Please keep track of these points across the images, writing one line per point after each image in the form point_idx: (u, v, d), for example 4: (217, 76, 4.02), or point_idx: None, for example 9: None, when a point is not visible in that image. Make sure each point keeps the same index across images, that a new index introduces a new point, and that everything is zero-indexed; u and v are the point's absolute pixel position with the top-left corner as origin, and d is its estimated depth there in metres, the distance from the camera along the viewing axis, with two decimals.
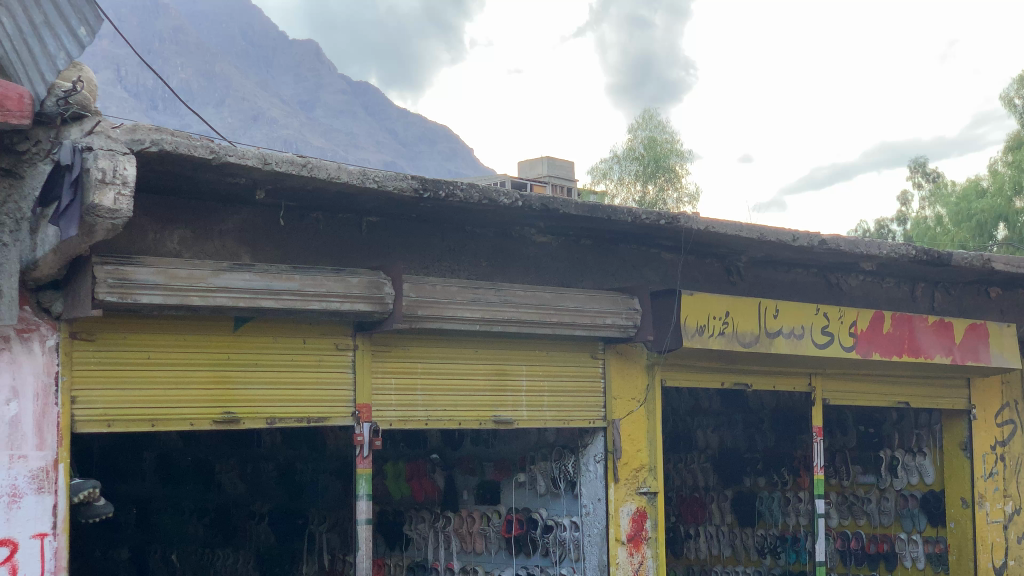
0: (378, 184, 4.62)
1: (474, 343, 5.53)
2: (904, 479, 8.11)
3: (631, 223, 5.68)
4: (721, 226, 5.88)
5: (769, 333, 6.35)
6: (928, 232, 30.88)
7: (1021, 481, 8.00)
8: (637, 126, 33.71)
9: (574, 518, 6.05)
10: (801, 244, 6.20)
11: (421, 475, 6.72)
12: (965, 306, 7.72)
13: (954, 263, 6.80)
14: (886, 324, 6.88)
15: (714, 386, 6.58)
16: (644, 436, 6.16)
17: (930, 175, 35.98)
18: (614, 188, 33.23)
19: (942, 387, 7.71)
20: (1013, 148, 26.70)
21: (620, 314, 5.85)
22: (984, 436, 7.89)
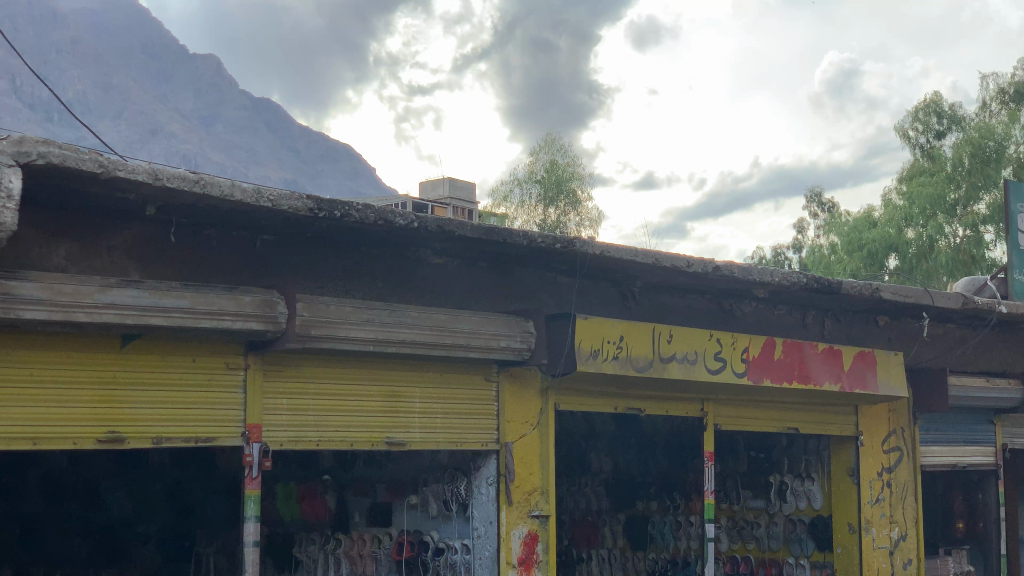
0: (273, 204, 4.60)
1: (367, 364, 5.50)
2: (792, 504, 8.20)
3: (528, 247, 5.70)
4: (616, 251, 5.93)
5: (663, 358, 6.40)
6: (823, 261, 31.45)
7: (905, 506, 8.18)
8: (539, 149, 33.87)
9: (466, 540, 5.99)
10: (696, 270, 6.27)
11: (313, 497, 6.70)
12: (856, 334, 7.85)
13: (844, 292, 6.93)
14: (777, 350, 6.98)
15: (607, 411, 6.61)
16: (536, 460, 6.17)
17: (825, 204, 36.69)
18: (514, 211, 33.31)
19: (833, 413, 7.83)
20: (907, 179, 27.30)
21: (515, 337, 5.89)
22: (871, 462, 8.03)
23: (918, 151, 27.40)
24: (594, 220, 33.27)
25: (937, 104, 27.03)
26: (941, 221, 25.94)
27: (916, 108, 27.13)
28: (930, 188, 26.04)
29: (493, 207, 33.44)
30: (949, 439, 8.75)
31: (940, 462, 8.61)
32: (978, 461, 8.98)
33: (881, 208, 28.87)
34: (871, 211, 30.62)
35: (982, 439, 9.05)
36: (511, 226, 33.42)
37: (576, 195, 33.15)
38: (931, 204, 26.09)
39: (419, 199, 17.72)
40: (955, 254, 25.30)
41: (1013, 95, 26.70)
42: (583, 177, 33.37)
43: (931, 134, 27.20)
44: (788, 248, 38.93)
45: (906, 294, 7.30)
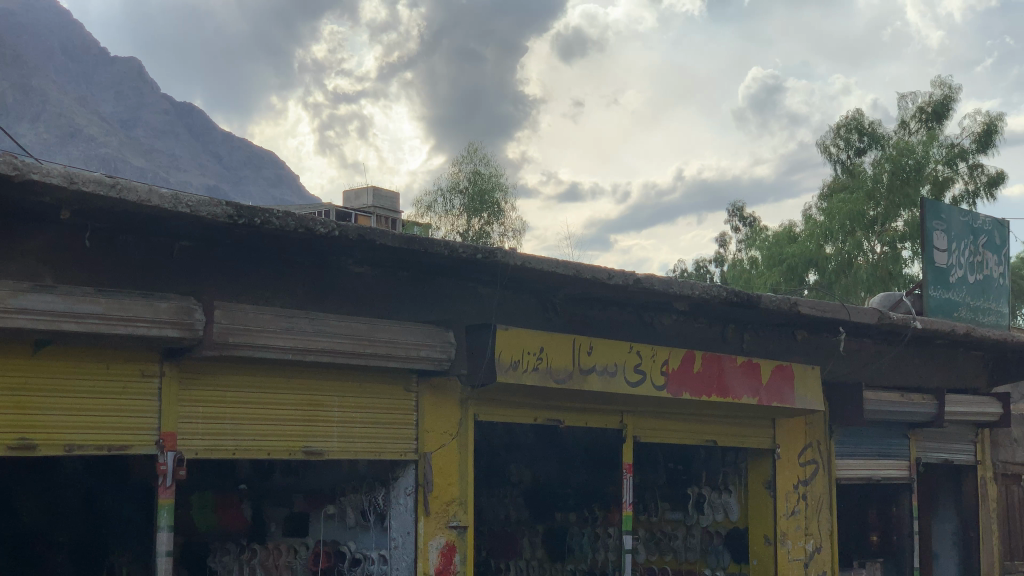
0: (192, 210, 4.55)
1: (286, 373, 5.46)
2: (710, 516, 8.27)
3: (449, 257, 5.69)
4: (537, 262, 5.93)
5: (583, 370, 6.42)
6: (744, 275, 31.78)
7: (821, 520, 8.34)
8: (462, 159, 33.85)
9: (382, 551, 5.96)
10: (617, 282, 6.29)
11: (230, 505, 6.60)
12: (775, 349, 7.91)
13: (763, 306, 6.99)
14: (696, 363, 7.03)
15: (527, 422, 6.61)
16: (455, 470, 6.15)
17: (747, 219, 37.05)
18: (438, 221, 33.23)
19: (751, 427, 7.90)
20: (829, 195, 27.68)
21: (435, 347, 5.92)
22: (788, 475, 8.10)
23: (839, 168, 27.80)
24: (517, 232, 33.31)
25: (858, 121, 27.46)
26: (860, 237, 26.35)
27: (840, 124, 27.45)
28: (849, 204, 26.29)
29: (416, 217, 33.33)
30: (863, 453, 8.87)
31: (854, 476, 8.72)
32: (892, 474, 9.10)
33: (802, 223, 29.24)
34: (791, 227, 31.01)
35: (896, 453, 9.18)
36: (434, 235, 33.34)
37: (499, 206, 33.20)
38: (850, 220, 26.33)
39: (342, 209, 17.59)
40: (874, 270, 25.72)
41: (931, 115, 27.30)
42: (506, 189, 33.40)
43: (852, 151, 27.61)
44: (710, 261, 39.25)
45: (823, 309, 7.38)
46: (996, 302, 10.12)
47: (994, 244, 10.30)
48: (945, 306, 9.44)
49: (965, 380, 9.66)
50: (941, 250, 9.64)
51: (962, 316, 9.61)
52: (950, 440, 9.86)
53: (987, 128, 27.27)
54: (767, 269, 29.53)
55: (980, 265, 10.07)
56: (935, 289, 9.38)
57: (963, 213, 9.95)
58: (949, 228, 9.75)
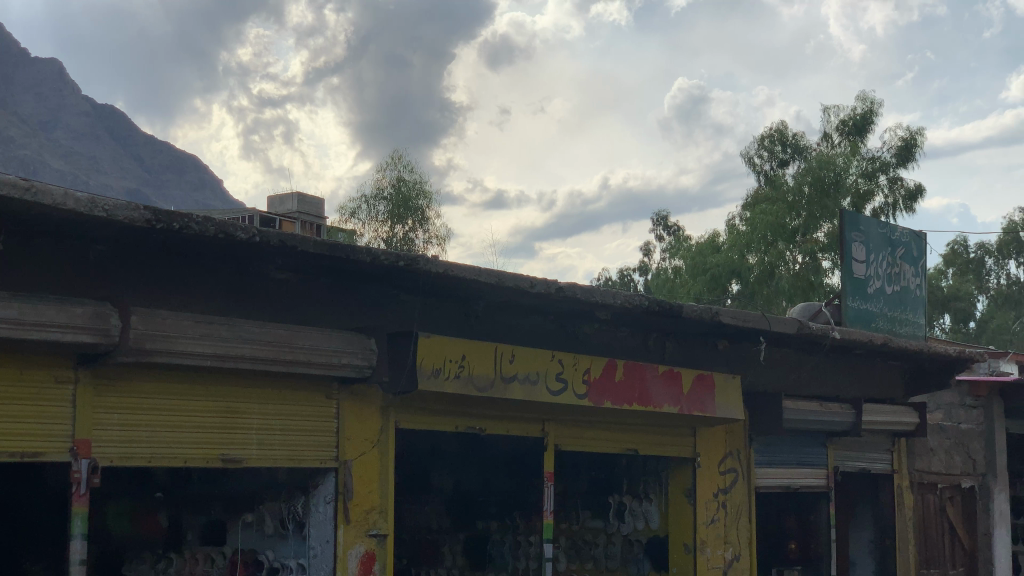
0: (108, 214, 4.49)
1: (204, 380, 5.40)
2: (630, 524, 8.30)
3: (371, 264, 5.66)
4: (459, 270, 5.92)
5: (504, 378, 6.42)
6: (668, 284, 32.06)
7: (740, 527, 8.41)
8: (388, 166, 33.77)
9: (302, 560, 5.90)
10: (539, 290, 6.29)
11: (147, 513, 6.50)
12: (697, 358, 7.95)
13: (684, 316, 7.03)
14: (618, 372, 7.06)
15: (448, 430, 6.59)
16: (375, 478, 6.12)
17: (670, 228, 37.35)
18: (362, 227, 33.10)
19: (672, 435, 7.94)
20: (753, 206, 28.05)
21: (356, 354, 5.89)
22: (708, 482, 8.17)
23: (763, 180, 28.44)
24: (441, 238, 33.28)
25: (783, 132, 28.11)
26: (782, 249, 26.88)
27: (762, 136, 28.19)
28: (770, 216, 26.79)
29: (341, 222, 33.15)
30: (783, 461, 8.95)
31: (773, 484, 8.80)
32: (810, 483, 9.20)
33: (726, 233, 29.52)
34: (714, 236, 31.28)
35: (814, 462, 9.28)
36: (358, 241, 33.21)
37: (424, 212, 33.18)
38: (771, 233, 26.85)
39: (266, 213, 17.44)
40: (794, 280, 26.11)
41: (854, 128, 27.78)
42: (430, 195, 33.36)
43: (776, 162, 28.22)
44: (635, 269, 39.46)
45: (743, 319, 7.43)
46: (913, 313, 10.27)
47: (911, 256, 10.45)
48: (863, 317, 9.57)
49: (883, 390, 9.79)
50: (859, 260, 9.74)
51: (880, 327, 9.75)
52: (867, 449, 9.98)
53: (906, 142, 27.70)
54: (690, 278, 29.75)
55: (898, 276, 10.20)
56: (853, 299, 9.49)
57: (881, 225, 10.07)
58: (868, 239, 9.86)
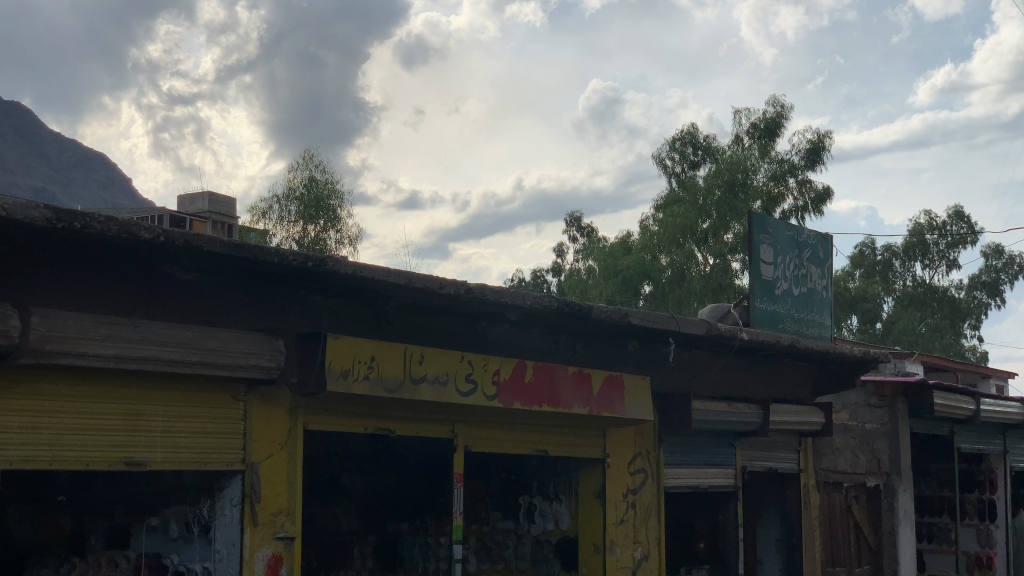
0: (8, 213, 4.40)
1: (107, 382, 5.32)
2: (541, 525, 8.31)
3: (279, 264, 5.60)
4: (369, 271, 5.89)
5: (413, 379, 6.39)
6: (581, 285, 32.25)
7: (648, 527, 8.47)
8: (300, 166, 33.56)
9: (206, 563, 5.79)
10: (448, 291, 6.28)
11: (48, 516, 6.35)
12: (607, 359, 7.98)
13: (594, 317, 7.06)
14: (527, 373, 7.07)
15: (357, 432, 6.54)
16: (283, 480, 6.06)
17: (584, 229, 37.59)
18: (273, 227, 32.84)
19: (581, 436, 7.98)
20: (667, 208, 28.40)
21: (264, 356, 5.85)
22: (617, 484, 8.21)
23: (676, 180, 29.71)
24: (354, 238, 33.18)
25: (692, 135, 29.50)
26: (692, 249, 27.75)
27: (673, 138, 29.53)
28: (681, 218, 27.64)
29: (253, 223, 32.87)
30: (691, 461, 9.01)
31: (682, 484, 8.87)
32: (719, 483, 9.29)
33: (640, 234, 29.80)
34: (627, 237, 31.49)
35: (723, 461, 9.37)
36: (270, 241, 32.99)
37: (336, 212, 33.05)
38: (681, 234, 27.78)
39: (171, 213, 17.20)
40: (706, 283, 26.68)
41: (765, 133, 28.28)
42: (342, 196, 33.28)
43: (687, 164, 29.55)
44: (549, 270, 39.59)
45: (653, 320, 7.48)
46: (820, 314, 10.42)
47: (818, 258, 10.59)
48: (771, 318, 9.68)
49: (790, 391, 9.91)
50: (767, 262, 9.84)
51: (787, 328, 9.87)
52: (774, 449, 10.11)
53: (815, 145, 28.11)
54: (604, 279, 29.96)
55: (805, 278, 10.32)
56: (761, 301, 9.60)
57: (788, 227, 10.20)
58: (775, 241, 9.97)
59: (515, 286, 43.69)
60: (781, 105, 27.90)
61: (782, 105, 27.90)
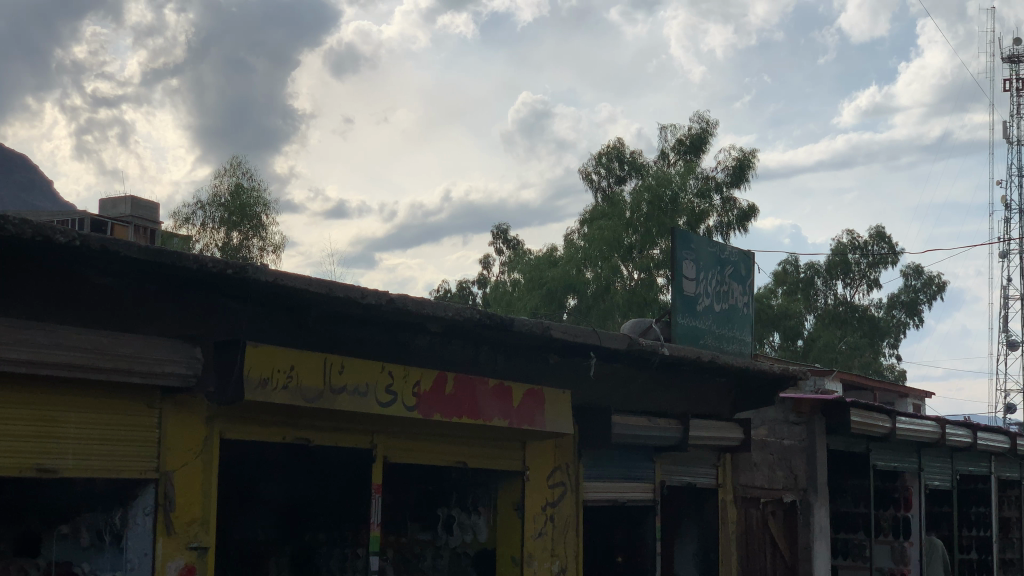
0: None
1: (20, 387, 5.23)
2: (459, 537, 8.25)
3: (198, 271, 5.55)
4: (289, 280, 5.84)
5: (333, 389, 6.35)
6: (506, 298, 32.32)
7: (566, 540, 8.48)
8: (225, 172, 33.31)
9: (117, 573, 5.67)
10: (370, 302, 6.25)
11: None
12: (529, 372, 7.99)
13: (516, 329, 7.07)
14: (447, 385, 7.07)
15: (275, 441, 6.49)
16: (197, 489, 5.99)
17: (511, 241, 37.68)
18: (196, 233, 32.52)
19: (501, 449, 7.99)
20: (596, 223, 28.62)
21: (180, 363, 5.79)
22: (536, 497, 8.23)
23: (600, 195, 30.02)
24: (278, 246, 32.98)
25: (618, 150, 29.91)
26: (617, 263, 28.15)
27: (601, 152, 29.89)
28: (608, 232, 28.06)
29: (175, 228, 32.49)
30: (609, 475, 9.04)
31: (601, 498, 8.90)
32: (637, 497, 9.33)
33: (567, 248, 30.03)
34: (553, 251, 31.58)
35: (641, 476, 9.41)
36: (192, 247, 32.66)
37: (260, 220, 32.83)
38: (608, 247, 28.14)
39: (89, 217, 17.00)
40: (631, 296, 27.33)
41: (690, 148, 29.35)
42: (267, 203, 33.08)
43: (613, 178, 29.95)
44: (475, 282, 39.59)
45: (575, 334, 7.51)
46: (740, 331, 10.50)
47: (740, 275, 10.68)
48: (691, 334, 9.74)
49: (710, 407, 9.97)
50: (689, 278, 9.89)
51: (707, 344, 9.94)
52: (692, 463, 10.18)
53: (741, 162, 28.39)
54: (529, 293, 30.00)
55: (726, 294, 10.39)
56: (683, 317, 9.67)
57: (711, 243, 10.27)
58: (698, 258, 10.04)
59: (440, 297, 43.57)
60: (706, 120, 28.30)
61: (706, 120, 28.30)
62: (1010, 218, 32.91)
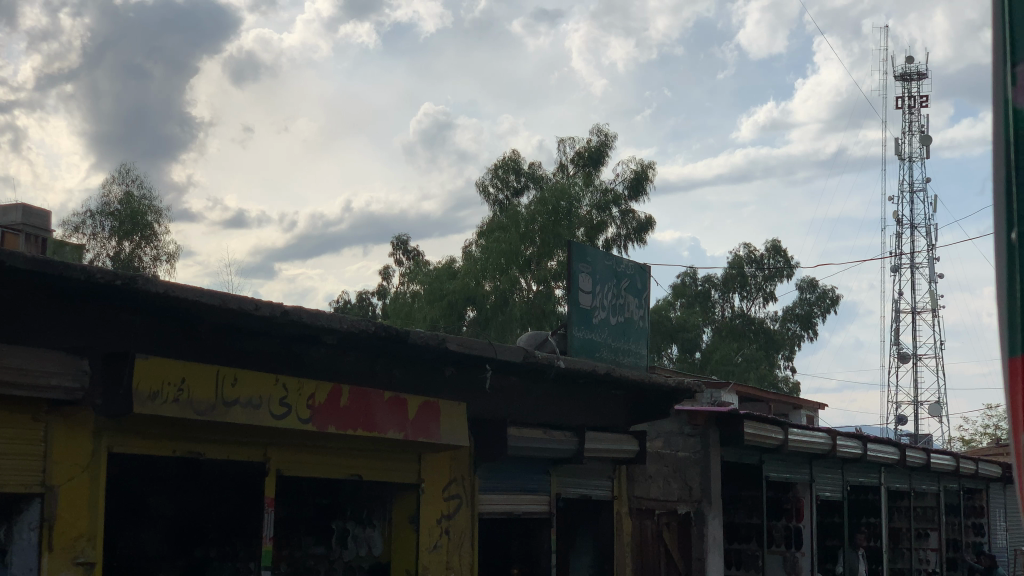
0: None
1: None
2: (353, 551, 8.25)
3: (86, 282, 5.45)
4: (180, 291, 5.76)
5: (225, 402, 6.28)
6: (404, 309, 32.27)
7: (461, 553, 8.46)
8: (115, 180, 32.85)
9: None
10: (263, 314, 6.19)
11: None
12: (425, 385, 7.97)
13: (411, 341, 7.06)
14: (343, 398, 7.04)
15: (165, 454, 6.39)
16: (83, 504, 5.86)
17: (410, 252, 37.63)
18: (86, 241, 31.97)
19: (396, 462, 7.97)
20: (494, 235, 29.08)
21: (67, 376, 5.68)
22: (431, 510, 8.21)
23: (496, 207, 30.16)
24: (171, 255, 32.63)
25: (515, 163, 30.09)
26: (515, 275, 28.47)
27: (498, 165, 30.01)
28: (505, 245, 28.49)
29: (65, 236, 31.94)
30: (505, 487, 9.05)
31: (497, 510, 8.90)
32: (533, 509, 9.36)
33: (465, 260, 30.20)
34: (452, 262, 31.60)
35: (536, 488, 9.45)
36: (83, 256, 32.12)
37: (151, 229, 32.45)
38: (506, 259, 28.49)
39: None
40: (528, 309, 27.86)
41: (590, 161, 29.98)
42: (158, 212, 32.75)
43: (510, 190, 30.11)
44: (374, 294, 39.43)
45: (471, 346, 7.53)
46: (635, 343, 10.59)
47: (636, 288, 10.77)
48: (587, 347, 9.80)
49: (606, 419, 10.04)
50: (585, 291, 9.95)
51: (603, 357, 10.00)
52: (587, 476, 10.24)
53: (639, 174, 28.65)
54: (429, 304, 29.91)
55: (622, 307, 10.47)
56: (579, 329, 9.72)
57: (607, 256, 10.34)
58: (594, 270, 10.10)
59: (339, 309, 43.36)
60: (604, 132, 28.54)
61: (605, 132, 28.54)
62: (901, 233, 33.54)
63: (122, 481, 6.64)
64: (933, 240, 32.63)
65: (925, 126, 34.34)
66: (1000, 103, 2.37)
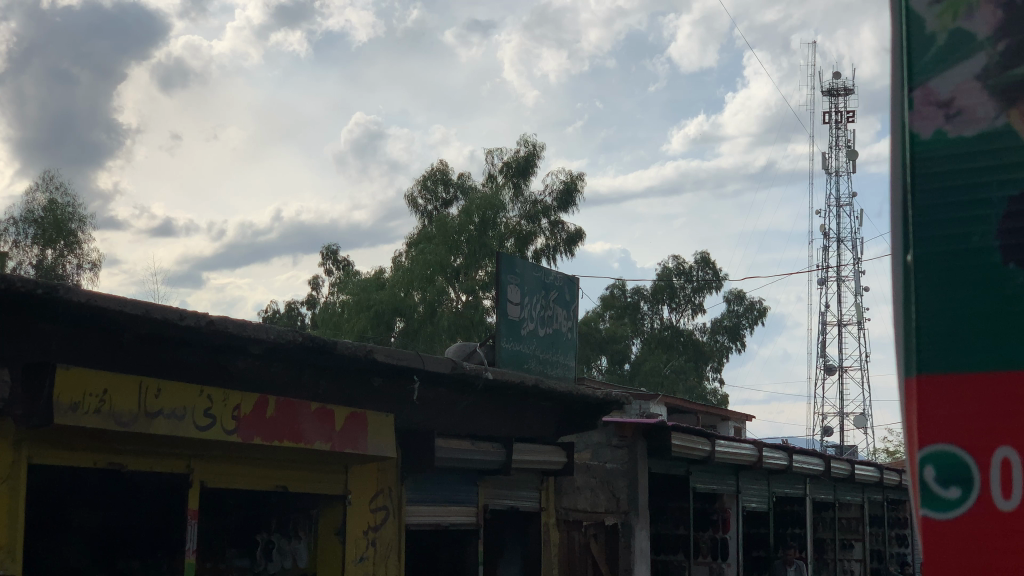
0: None
1: None
2: (279, 563, 8.06)
3: (5, 291, 5.36)
4: (102, 300, 5.69)
5: (148, 413, 6.21)
6: (333, 319, 32.09)
7: (387, 564, 8.45)
8: (39, 188, 32.38)
9: None
10: (187, 324, 6.13)
11: None
12: (352, 395, 7.93)
13: (338, 352, 7.03)
14: (269, 409, 6.99)
15: (86, 466, 6.31)
16: (2, 517, 5.75)
17: (340, 262, 37.47)
18: (9, 249, 31.48)
19: (321, 473, 7.93)
20: (422, 245, 29.05)
21: None
22: (358, 521, 8.20)
23: (426, 218, 30.12)
24: (96, 264, 32.23)
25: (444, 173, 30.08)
26: (442, 285, 28.45)
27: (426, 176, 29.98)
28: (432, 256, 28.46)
29: None
30: (433, 499, 9.03)
31: (423, 522, 8.87)
32: (460, 520, 9.35)
33: (393, 271, 30.15)
34: (382, 272, 31.51)
35: (463, 499, 9.43)
36: (5, 264, 31.62)
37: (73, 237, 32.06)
38: (431, 268, 28.47)
39: None
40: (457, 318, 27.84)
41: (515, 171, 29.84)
42: (82, 219, 32.40)
43: (439, 201, 30.10)
44: (303, 304, 39.18)
45: (399, 357, 7.52)
46: (563, 355, 10.61)
47: (564, 300, 10.79)
48: (515, 358, 9.80)
49: (533, 431, 10.05)
50: (513, 302, 9.95)
51: (531, 368, 10.01)
52: (514, 487, 10.23)
53: (568, 186, 28.73)
54: (357, 314, 29.77)
55: (550, 319, 10.49)
56: (507, 341, 9.72)
57: (535, 269, 10.36)
58: (522, 282, 10.10)
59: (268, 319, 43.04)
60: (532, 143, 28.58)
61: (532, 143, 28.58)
62: (828, 246, 33.87)
63: (42, 494, 6.52)
64: (859, 253, 33.00)
65: (851, 141, 34.73)
66: (908, 130, 3.43)
